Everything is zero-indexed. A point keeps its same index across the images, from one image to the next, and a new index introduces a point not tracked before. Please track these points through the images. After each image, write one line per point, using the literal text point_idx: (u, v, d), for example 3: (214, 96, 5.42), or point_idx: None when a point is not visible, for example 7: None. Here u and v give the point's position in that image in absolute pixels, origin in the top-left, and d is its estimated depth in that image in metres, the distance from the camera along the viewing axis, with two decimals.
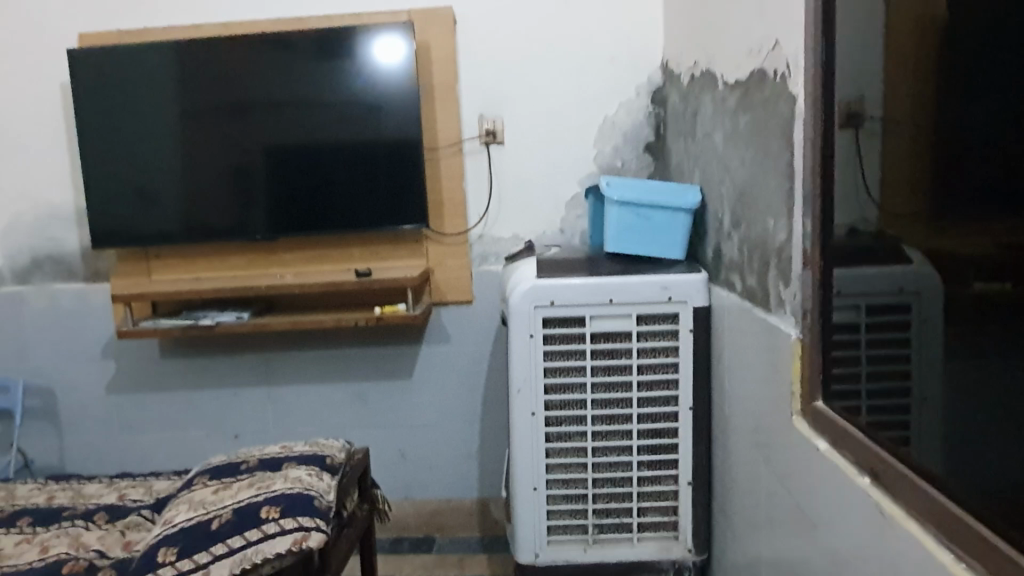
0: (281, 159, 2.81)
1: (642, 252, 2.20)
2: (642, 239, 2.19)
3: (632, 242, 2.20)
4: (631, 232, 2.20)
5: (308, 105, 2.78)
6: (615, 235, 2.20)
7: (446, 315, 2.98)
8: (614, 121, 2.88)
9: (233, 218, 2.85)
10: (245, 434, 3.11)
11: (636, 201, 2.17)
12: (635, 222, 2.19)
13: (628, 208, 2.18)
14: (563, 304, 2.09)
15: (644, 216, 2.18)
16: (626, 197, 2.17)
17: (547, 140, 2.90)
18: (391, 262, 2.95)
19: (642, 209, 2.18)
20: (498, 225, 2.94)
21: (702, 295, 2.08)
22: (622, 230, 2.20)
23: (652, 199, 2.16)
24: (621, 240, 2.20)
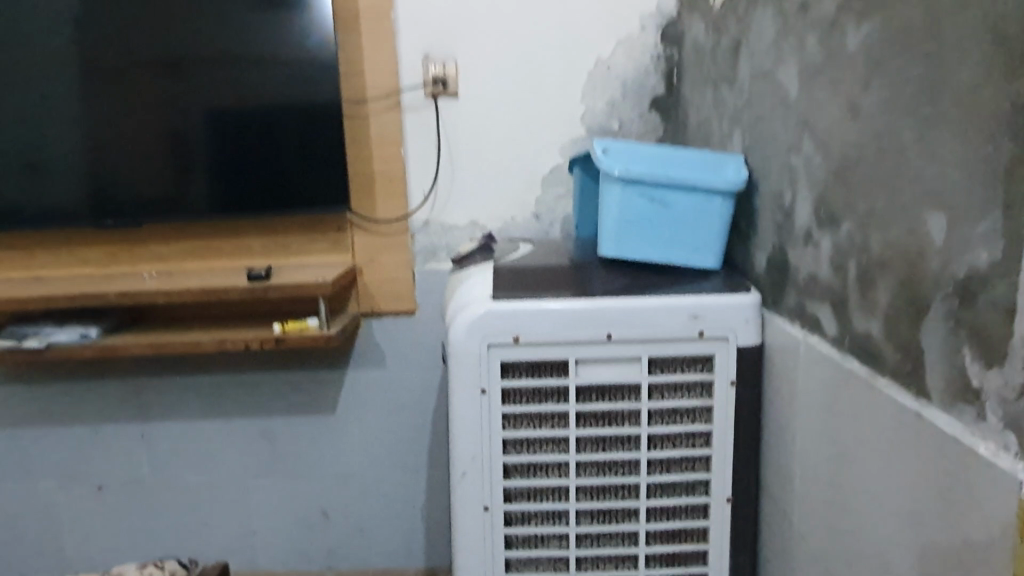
0: (151, 120, 1.97)
1: (657, 259, 1.43)
2: (658, 238, 1.42)
3: (642, 243, 1.43)
4: (641, 227, 1.42)
5: (184, 39, 1.93)
6: (616, 232, 1.43)
7: (381, 330, 2.21)
8: (610, 69, 2.10)
9: (155, 192, 2.01)
10: (113, 485, 2.33)
11: (651, 180, 1.39)
12: (649, 211, 1.41)
13: (639, 190, 1.40)
14: (534, 343, 1.33)
15: (663, 203, 1.41)
16: (637, 173, 1.38)
17: (519, 93, 2.11)
18: (303, 259, 2.16)
19: (660, 191, 1.40)
20: (451, 209, 2.16)
21: (753, 330, 1.32)
22: (627, 224, 1.42)
23: (676, 177, 1.38)
24: (625, 239, 1.43)
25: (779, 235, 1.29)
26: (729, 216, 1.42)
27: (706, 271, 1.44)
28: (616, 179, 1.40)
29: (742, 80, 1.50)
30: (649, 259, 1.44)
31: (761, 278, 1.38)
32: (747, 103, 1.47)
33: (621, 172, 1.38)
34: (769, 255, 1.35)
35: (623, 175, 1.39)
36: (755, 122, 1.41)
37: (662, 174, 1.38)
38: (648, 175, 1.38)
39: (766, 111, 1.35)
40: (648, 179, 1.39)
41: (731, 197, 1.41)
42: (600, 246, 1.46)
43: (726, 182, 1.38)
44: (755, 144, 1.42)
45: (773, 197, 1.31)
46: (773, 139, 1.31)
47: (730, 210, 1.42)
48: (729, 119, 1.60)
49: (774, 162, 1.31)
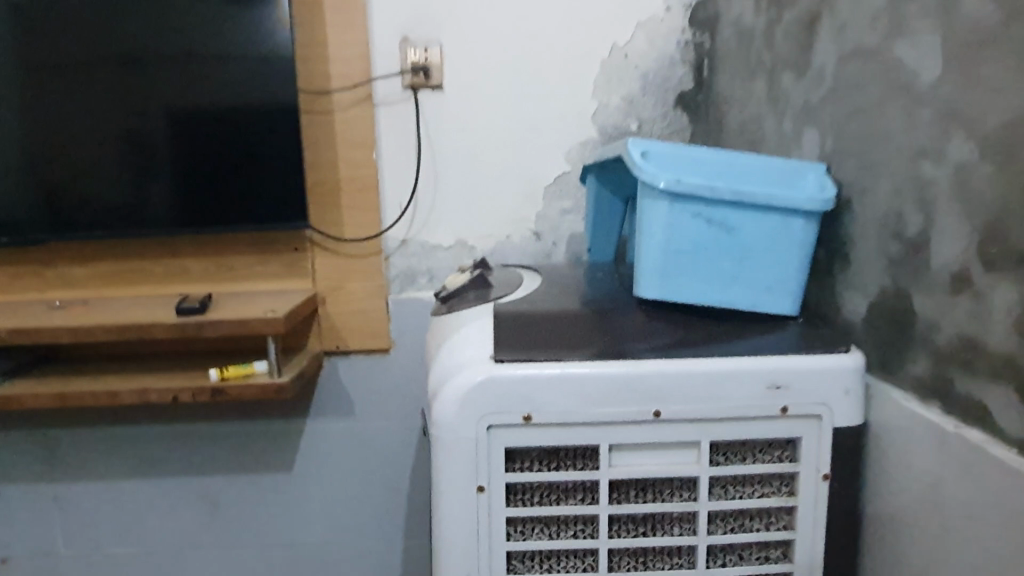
0: (80, 112, 1.56)
1: (714, 301, 1.06)
2: (717, 273, 1.06)
3: (695, 280, 1.06)
4: (694, 259, 1.05)
5: (127, 11, 1.52)
6: (660, 265, 1.06)
7: (347, 371, 1.82)
8: (628, 58, 1.73)
9: (102, 203, 1.60)
10: (19, 557, 1.91)
11: (711, 196, 1.02)
12: (705, 237, 1.04)
13: (692, 209, 1.03)
14: (553, 423, 0.95)
15: (724, 226, 1.04)
16: (692, 187, 1.01)
17: (519, 86, 1.73)
18: (252, 285, 1.76)
19: (720, 211, 1.03)
20: (434, 225, 1.78)
21: (854, 404, 0.96)
22: (675, 254, 1.05)
23: (744, 192, 1.01)
24: (672, 274, 1.06)
25: (895, 274, 0.93)
26: (810, 245, 1.06)
27: (778, 318, 1.08)
28: (662, 195, 1.03)
29: (822, 63, 1.14)
30: (704, 301, 1.07)
31: (859, 329, 1.02)
32: (829, 94, 1.11)
33: (670, 185, 1.01)
34: (873, 299, 0.99)
35: (673, 189, 1.01)
36: (846, 119, 1.05)
37: (726, 187, 1.01)
38: (706, 188, 1.01)
39: (869, 104, 0.99)
40: (706, 195, 1.02)
41: (813, 219, 1.05)
42: (637, 283, 1.09)
43: (810, 199, 1.02)
44: (846, 148, 1.05)
45: (883, 220, 0.95)
46: (884, 141, 0.95)
47: (811, 237, 1.06)
48: (796, 117, 1.24)
49: (886, 172, 0.95)
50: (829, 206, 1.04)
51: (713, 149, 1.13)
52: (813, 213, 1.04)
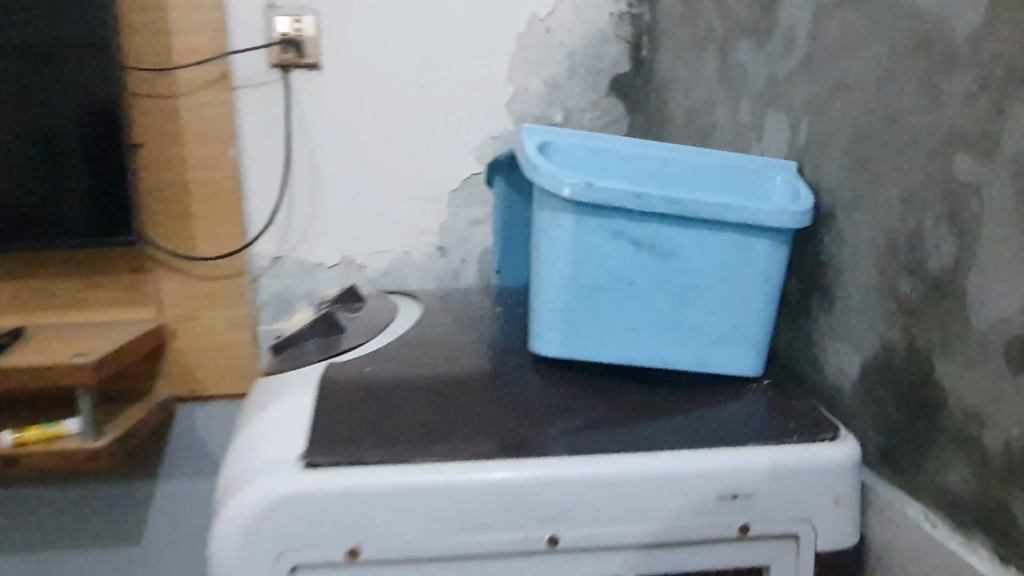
0: None
1: (642, 357, 0.74)
2: (648, 319, 0.74)
3: (617, 329, 0.74)
4: (616, 298, 0.73)
5: None
6: (567, 307, 0.73)
7: (207, 419, 1.47)
8: (551, 32, 1.41)
9: None
10: None
11: (637, 208, 0.69)
12: (630, 268, 0.72)
13: (612, 227, 0.71)
14: (393, 559, 0.61)
15: (658, 251, 0.72)
16: (609, 195, 0.68)
17: (416, 67, 1.39)
18: (80, 316, 1.39)
19: (652, 229, 0.71)
20: (315, 238, 1.43)
21: (847, 519, 0.64)
22: (588, 292, 0.72)
23: (686, 201, 0.69)
24: (584, 321, 0.73)
25: (908, 326, 0.62)
26: (778, 277, 0.74)
27: (733, 380, 0.76)
28: (566, 206, 0.70)
29: (791, 22, 0.82)
30: (631, 358, 0.75)
31: (852, 400, 0.71)
32: (803, 65, 0.80)
33: (577, 191, 0.68)
34: (872, 358, 0.68)
35: (582, 198, 0.68)
36: (828, 97, 0.74)
37: (659, 195, 0.69)
38: (630, 196, 0.69)
39: (865, 73, 0.67)
40: (629, 206, 0.69)
41: (783, 240, 0.73)
42: (535, 334, 0.76)
43: (778, 211, 0.71)
44: (829, 140, 0.74)
45: (888, 245, 0.64)
46: (893, 127, 0.63)
47: (781, 265, 0.74)
48: (756, 99, 0.92)
49: (891, 174, 0.64)
50: (805, 221, 0.72)
51: (644, 141, 0.81)
52: (783, 231, 0.73)
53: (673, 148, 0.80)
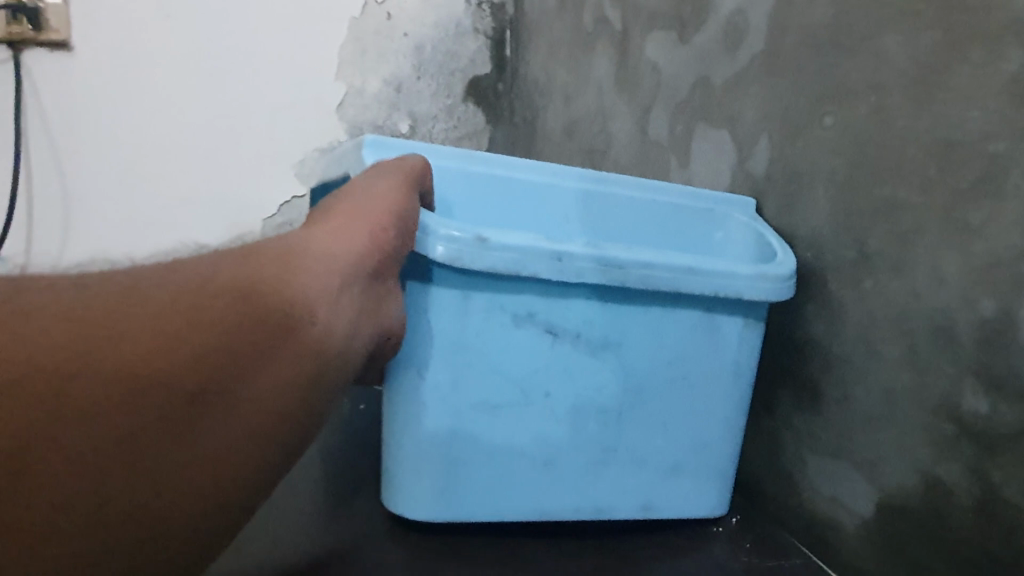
0: None
1: (562, 501, 0.48)
2: (570, 447, 0.47)
3: (525, 464, 0.47)
4: (525, 419, 0.46)
5: None
6: (447, 440, 0.45)
7: None
8: (392, 19, 1.06)
9: None
10: None
11: (558, 277, 0.43)
12: (545, 370, 0.45)
13: (517, 308, 0.44)
14: None
15: (585, 343, 0.46)
16: (516, 258, 0.41)
17: (213, 53, 0.98)
18: None
19: (576, 309, 0.45)
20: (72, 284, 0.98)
21: None
22: (481, 414, 0.45)
23: (632, 264, 0.44)
24: (474, 458, 0.45)
25: (988, 470, 0.41)
26: (749, 369, 0.51)
27: (687, 516, 0.53)
28: (442, 276, 0.42)
29: (737, 5, 0.60)
30: (545, 506, 0.48)
31: (865, 547, 0.49)
32: (759, 64, 0.57)
33: (463, 254, 0.40)
34: (901, 495, 0.47)
35: (471, 262, 0.41)
36: (809, 110, 0.52)
37: (592, 256, 0.43)
38: (548, 259, 0.42)
39: (889, 80, 0.45)
40: (547, 276, 0.42)
41: (757, 317, 0.50)
42: (395, 481, 0.46)
43: (757, 276, 0.47)
44: (812, 171, 0.52)
45: (933, 335, 0.43)
46: (941, 158, 0.42)
47: (753, 352, 0.51)
48: (679, 111, 0.69)
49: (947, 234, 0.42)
50: (789, 292, 0.48)
51: (540, 167, 0.55)
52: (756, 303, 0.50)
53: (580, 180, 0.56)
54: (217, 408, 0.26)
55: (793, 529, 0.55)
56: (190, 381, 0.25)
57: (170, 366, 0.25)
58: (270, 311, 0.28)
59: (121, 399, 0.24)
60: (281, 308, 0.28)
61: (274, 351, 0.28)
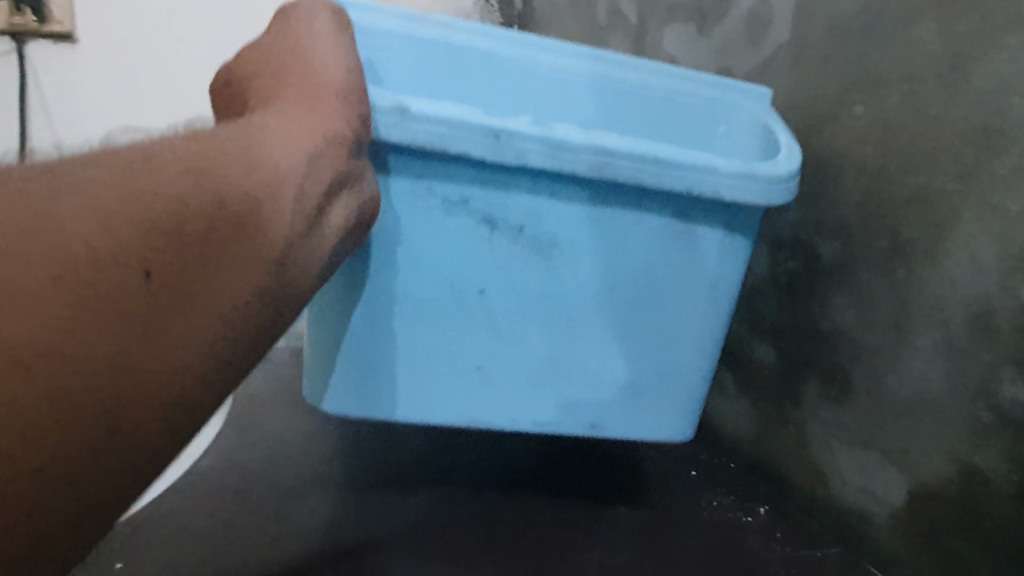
0: None
1: (501, 409, 0.47)
2: (506, 353, 0.45)
3: (452, 366, 0.45)
4: (463, 320, 0.44)
5: None
6: (366, 333, 0.42)
7: None
8: None
9: None
10: None
11: (492, 159, 0.39)
12: (485, 269, 0.43)
13: (448, 192, 0.41)
14: None
15: (527, 239, 0.43)
16: (441, 132, 0.37)
17: None
18: None
19: (519, 201, 0.42)
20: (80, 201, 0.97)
21: None
22: (404, 308, 0.42)
23: (587, 151, 0.40)
24: (412, 359, 0.44)
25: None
26: (727, 287, 0.49)
27: (645, 439, 0.51)
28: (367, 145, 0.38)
29: None
30: (474, 413, 0.46)
31: (898, 537, 0.50)
32: (784, 53, 0.57)
33: (378, 121, 0.36)
34: (936, 485, 0.47)
35: (386, 134, 0.37)
36: (837, 99, 0.52)
37: (538, 136, 0.39)
38: (485, 136, 0.38)
39: (923, 70, 0.45)
40: (479, 155, 0.39)
41: (738, 226, 0.47)
42: (319, 374, 0.45)
43: (743, 175, 0.43)
44: (840, 160, 0.52)
45: (972, 325, 0.43)
46: (979, 146, 0.42)
47: (736, 268, 0.49)
48: None
49: (983, 226, 0.42)
50: (779, 197, 0.44)
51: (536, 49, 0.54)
52: (738, 211, 0.47)
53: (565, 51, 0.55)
54: (180, 277, 0.26)
55: (822, 522, 0.55)
56: (145, 246, 0.25)
57: (130, 238, 0.25)
58: (226, 193, 0.28)
59: (70, 269, 0.23)
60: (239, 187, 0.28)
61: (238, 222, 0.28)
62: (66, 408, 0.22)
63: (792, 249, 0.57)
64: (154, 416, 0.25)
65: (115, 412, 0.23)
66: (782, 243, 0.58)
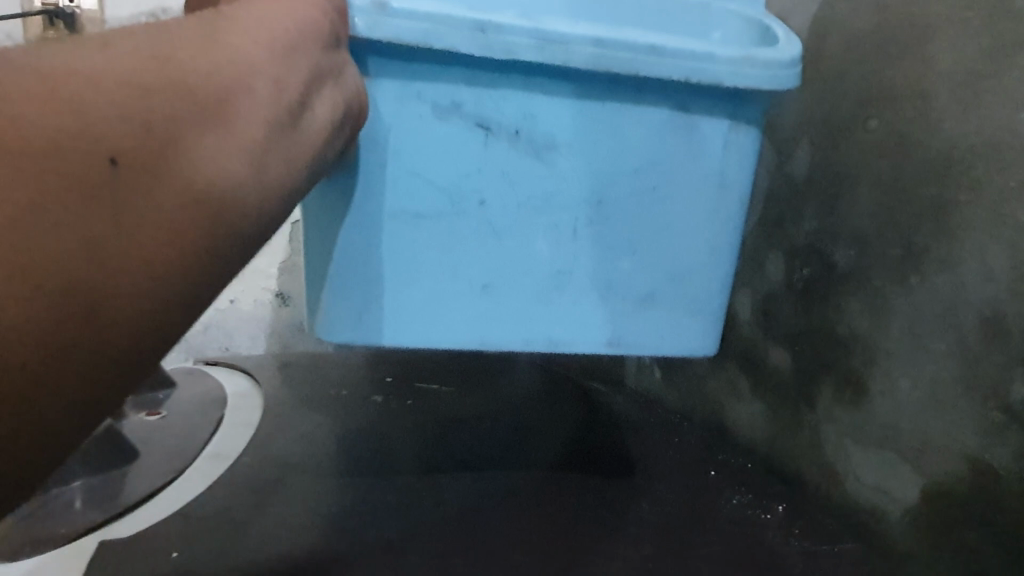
0: None
1: (515, 318, 0.48)
2: (510, 266, 0.47)
3: (460, 285, 0.46)
4: (465, 223, 0.45)
5: None
6: (368, 251, 0.44)
7: None
8: None
9: None
10: None
11: (481, 53, 0.41)
12: (481, 170, 0.44)
13: (437, 97, 0.42)
14: None
15: (524, 142, 0.45)
16: (425, 27, 0.39)
17: None
18: None
19: (511, 101, 0.44)
20: None
21: None
22: (404, 225, 0.44)
23: (573, 40, 0.42)
24: (420, 268, 0.45)
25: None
26: (736, 182, 0.51)
27: (663, 353, 0.53)
28: (354, 53, 0.41)
29: (775, 13, 0.61)
30: (486, 336, 0.48)
31: (912, 532, 0.52)
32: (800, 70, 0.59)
33: (360, 18, 0.39)
34: (950, 481, 0.49)
35: (369, 32, 0.39)
36: (852, 112, 0.54)
37: (526, 28, 0.41)
38: (469, 29, 0.40)
39: (935, 84, 0.48)
40: (468, 51, 0.41)
41: (744, 119, 0.49)
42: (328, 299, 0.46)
43: (737, 60, 0.45)
44: (854, 172, 0.54)
45: (984, 328, 0.46)
46: (989, 158, 0.44)
47: (740, 166, 0.50)
48: None
49: (993, 232, 0.44)
50: (783, 77, 0.47)
51: None
52: (740, 100, 0.48)
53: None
54: (140, 179, 0.26)
55: (837, 517, 0.57)
56: (105, 144, 0.25)
57: (84, 136, 0.25)
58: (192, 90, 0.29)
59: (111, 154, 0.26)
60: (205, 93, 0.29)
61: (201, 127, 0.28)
62: (38, 304, 0.23)
63: (808, 257, 0.59)
64: (117, 317, 0.25)
65: (99, 303, 0.24)
66: (797, 252, 0.60)
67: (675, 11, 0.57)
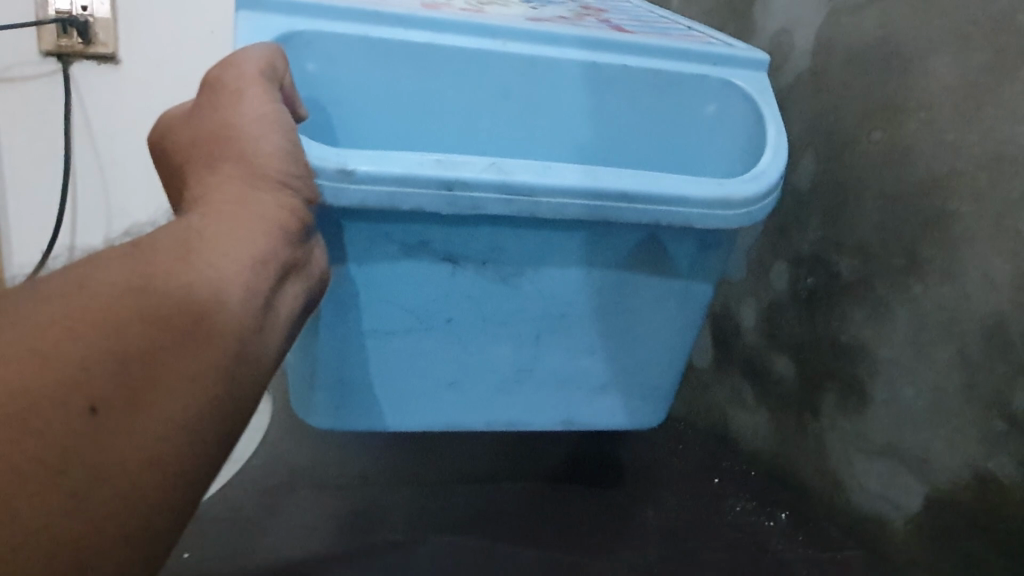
0: None
1: (478, 411, 0.50)
2: (474, 368, 0.48)
3: (428, 383, 0.48)
4: (430, 339, 0.46)
5: None
6: (338, 360, 0.45)
7: None
8: None
9: None
10: None
11: (447, 210, 0.38)
12: (447, 297, 0.44)
13: (403, 236, 0.41)
14: None
15: (490, 271, 0.44)
16: (391, 191, 0.37)
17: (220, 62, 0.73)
18: None
19: (479, 237, 0.42)
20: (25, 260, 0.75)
21: None
22: (373, 340, 0.45)
23: (543, 193, 0.38)
24: (390, 373, 0.47)
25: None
26: (706, 291, 0.49)
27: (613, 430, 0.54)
28: (322, 215, 0.39)
29: (779, 23, 0.62)
30: (450, 421, 0.50)
31: (914, 538, 0.53)
32: (806, 81, 0.59)
33: (322, 185, 0.36)
34: (950, 489, 0.50)
35: (334, 198, 0.36)
36: (856, 124, 0.55)
37: (493, 182, 0.37)
38: (437, 189, 0.37)
39: (937, 98, 0.48)
40: (434, 207, 0.38)
41: (717, 241, 0.46)
42: (303, 394, 0.48)
43: (716, 202, 0.41)
44: (858, 183, 0.55)
45: (986, 338, 0.46)
46: (991, 171, 0.45)
47: (708, 278, 0.48)
48: None
49: (995, 244, 0.45)
50: (754, 213, 0.43)
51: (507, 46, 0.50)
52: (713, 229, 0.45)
53: (538, 42, 0.50)
54: (119, 421, 0.23)
55: (836, 523, 0.59)
56: (120, 278, 0.25)
57: (57, 384, 0.22)
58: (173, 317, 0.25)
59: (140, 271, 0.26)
60: (184, 299, 0.25)
61: (180, 355, 0.25)
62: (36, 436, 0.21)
63: (812, 266, 0.60)
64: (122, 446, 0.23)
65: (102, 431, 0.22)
66: (801, 261, 0.61)
67: (674, 90, 0.53)
